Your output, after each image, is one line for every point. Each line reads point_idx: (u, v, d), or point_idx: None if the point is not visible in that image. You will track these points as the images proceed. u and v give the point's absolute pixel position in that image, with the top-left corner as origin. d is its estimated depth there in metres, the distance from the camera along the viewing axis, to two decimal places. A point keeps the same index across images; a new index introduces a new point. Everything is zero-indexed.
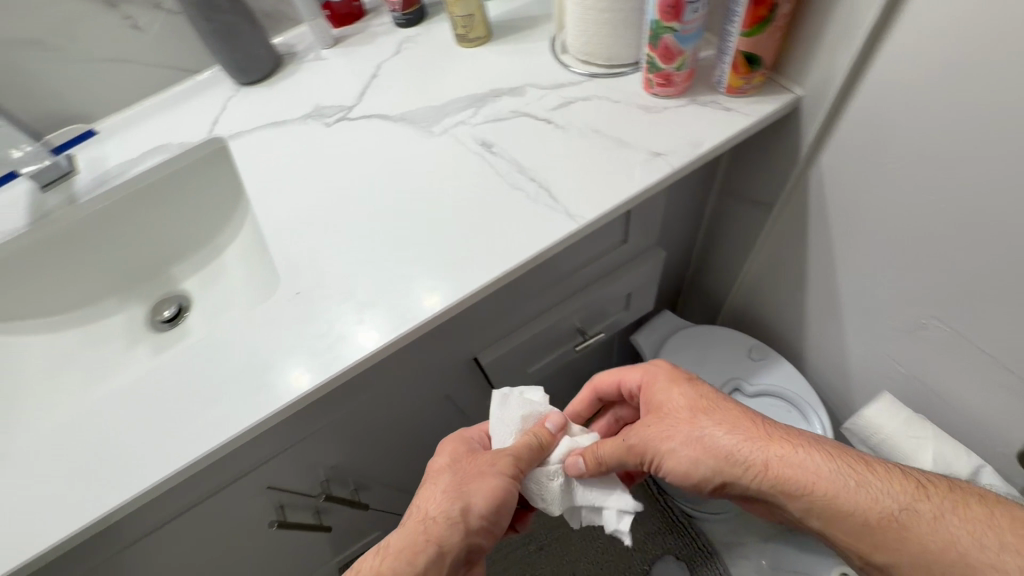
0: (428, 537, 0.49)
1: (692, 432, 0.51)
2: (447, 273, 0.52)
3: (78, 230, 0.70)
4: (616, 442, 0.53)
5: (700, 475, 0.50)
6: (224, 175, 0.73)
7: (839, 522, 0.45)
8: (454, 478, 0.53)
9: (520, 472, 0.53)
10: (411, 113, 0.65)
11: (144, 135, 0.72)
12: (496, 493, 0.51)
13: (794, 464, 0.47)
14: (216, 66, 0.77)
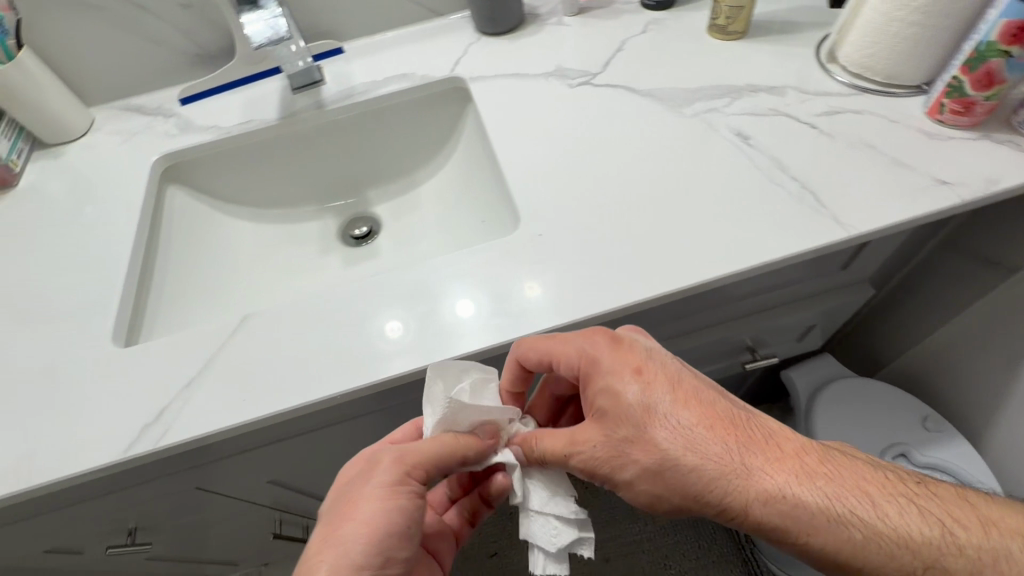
0: None
1: (653, 467, 0.43)
2: (695, 252, 0.51)
3: (311, 136, 0.75)
4: (556, 445, 0.47)
5: (662, 509, 0.44)
6: (446, 113, 0.77)
7: (839, 572, 0.40)
8: (342, 507, 0.45)
9: (402, 482, 0.46)
10: (658, 91, 0.64)
11: (387, 62, 0.76)
12: (392, 518, 0.44)
13: (788, 514, 0.40)
14: (459, 12, 0.80)
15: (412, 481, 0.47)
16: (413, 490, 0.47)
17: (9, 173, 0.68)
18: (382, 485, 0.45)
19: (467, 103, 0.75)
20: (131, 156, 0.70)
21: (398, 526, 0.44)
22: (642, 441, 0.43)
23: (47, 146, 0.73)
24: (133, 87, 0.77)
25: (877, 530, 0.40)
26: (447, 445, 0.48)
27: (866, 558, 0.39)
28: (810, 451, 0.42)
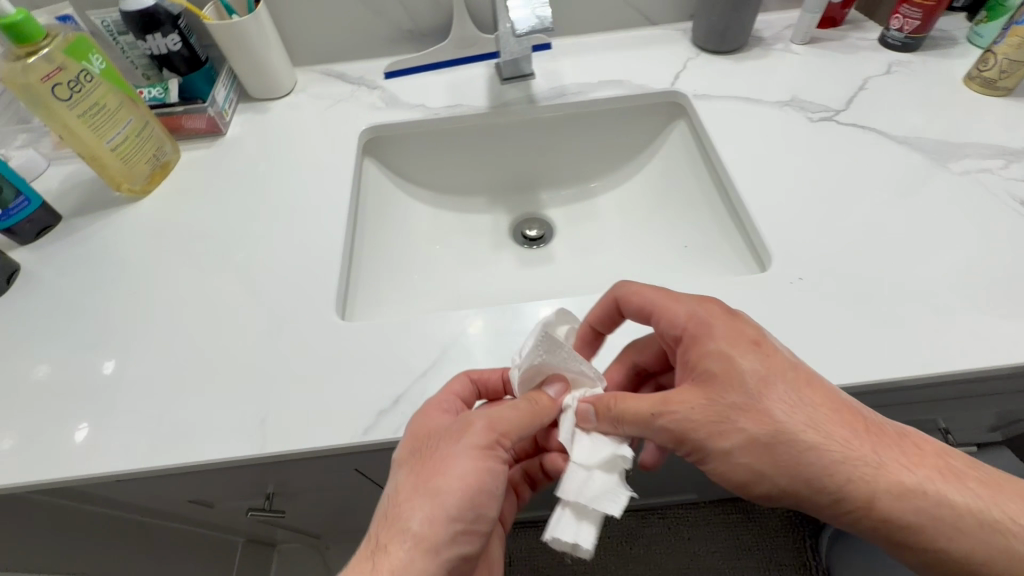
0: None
1: (763, 436, 0.39)
2: (987, 329, 0.45)
3: (508, 129, 0.72)
4: (639, 405, 0.43)
5: (759, 489, 0.41)
6: (651, 124, 0.73)
7: (967, 570, 0.38)
8: (425, 471, 0.40)
9: (489, 448, 0.42)
10: (915, 141, 0.59)
11: (600, 64, 0.72)
12: (478, 479, 0.40)
13: (905, 498, 0.38)
14: (675, 25, 0.77)
15: (498, 447, 0.43)
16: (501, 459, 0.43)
17: (218, 121, 0.68)
18: (473, 448, 0.41)
19: (682, 118, 0.71)
20: (337, 124, 0.70)
21: (486, 486, 0.41)
22: (755, 412, 0.40)
23: (254, 101, 0.74)
24: (339, 53, 0.77)
25: (940, 496, 0.38)
26: (515, 411, 0.44)
27: (994, 554, 0.37)
28: (936, 445, 0.40)
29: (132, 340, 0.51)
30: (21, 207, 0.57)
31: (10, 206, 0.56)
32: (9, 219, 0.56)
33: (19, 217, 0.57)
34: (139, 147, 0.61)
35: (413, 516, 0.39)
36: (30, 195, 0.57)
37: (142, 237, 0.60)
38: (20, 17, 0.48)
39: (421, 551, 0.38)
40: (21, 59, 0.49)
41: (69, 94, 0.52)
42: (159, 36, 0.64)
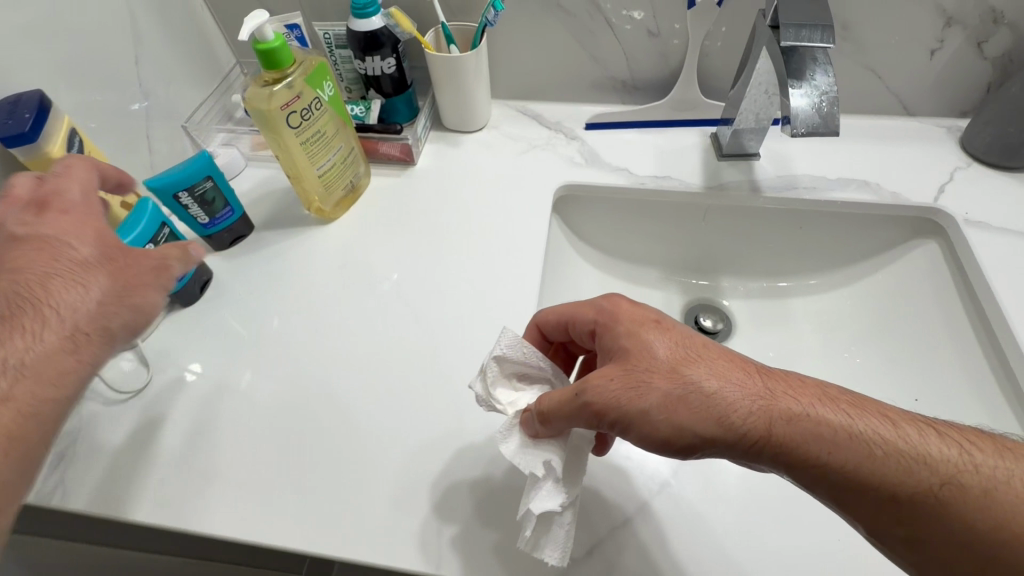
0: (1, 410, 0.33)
1: (667, 388, 0.39)
2: None
3: (713, 211, 0.64)
4: (562, 392, 0.41)
5: (685, 442, 0.39)
6: (886, 235, 0.62)
7: (861, 488, 0.37)
8: (24, 287, 0.37)
9: (99, 272, 0.39)
10: None
11: (841, 156, 0.62)
12: (82, 307, 0.38)
13: (799, 422, 0.38)
14: (937, 120, 0.64)
15: (128, 310, 0.39)
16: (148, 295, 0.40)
17: (411, 150, 0.65)
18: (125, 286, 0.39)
19: (928, 237, 0.60)
20: (531, 174, 0.65)
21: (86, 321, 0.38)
22: (662, 370, 0.40)
23: (446, 131, 0.71)
24: (539, 92, 0.71)
25: (827, 415, 0.38)
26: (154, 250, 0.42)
27: (884, 463, 0.37)
28: (813, 381, 0.40)
29: (311, 388, 0.50)
30: (226, 217, 0.57)
31: (218, 215, 0.56)
32: (213, 228, 0.57)
33: (222, 226, 0.57)
34: (339, 177, 0.59)
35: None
36: (235, 206, 0.57)
37: (327, 267, 0.59)
38: (277, 44, 0.46)
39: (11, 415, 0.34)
40: (267, 85, 0.48)
41: (299, 122, 0.51)
42: (378, 58, 0.62)
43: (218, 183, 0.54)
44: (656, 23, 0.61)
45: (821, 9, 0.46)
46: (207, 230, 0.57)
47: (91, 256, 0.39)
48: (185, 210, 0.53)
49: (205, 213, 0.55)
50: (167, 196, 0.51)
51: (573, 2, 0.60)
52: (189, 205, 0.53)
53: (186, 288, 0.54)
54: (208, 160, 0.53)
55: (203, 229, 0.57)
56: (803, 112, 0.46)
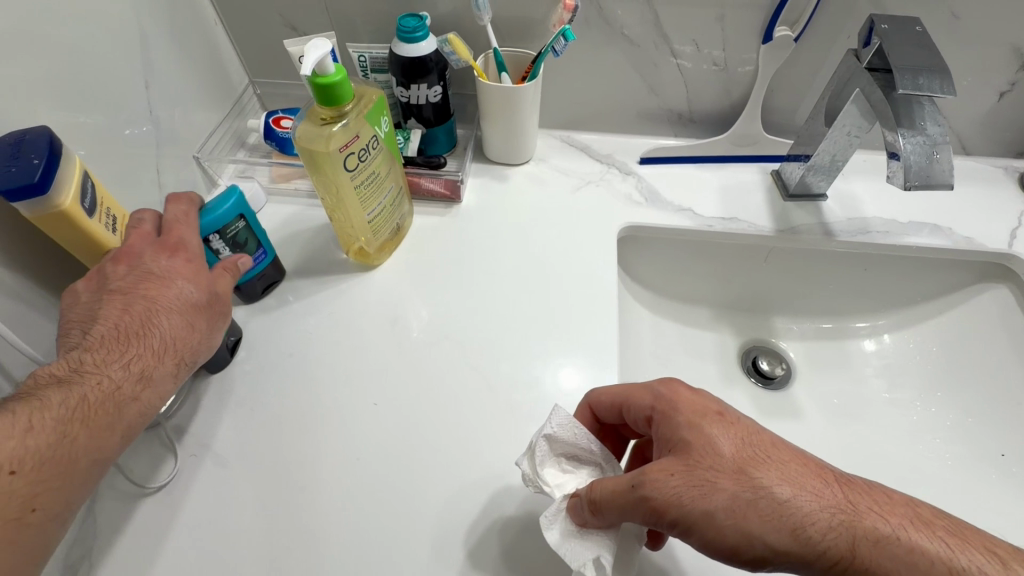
0: (102, 419, 0.34)
1: (735, 492, 0.34)
2: None
3: (779, 254, 0.61)
4: (617, 480, 0.36)
5: (753, 553, 0.33)
6: (954, 278, 0.60)
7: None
8: (143, 314, 0.38)
9: (202, 310, 0.40)
10: None
11: (909, 197, 0.60)
12: (184, 337, 0.39)
13: (886, 545, 0.32)
14: (992, 162, 0.64)
15: (207, 349, 0.41)
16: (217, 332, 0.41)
17: (458, 186, 0.60)
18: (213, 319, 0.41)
19: (997, 281, 0.59)
20: (589, 214, 0.60)
21: (181, 355, 0.38)
22: (729, 469, 0.34)
23: (490, 163, 0.65)
24: (588, 123, 0.67)
25: (922, 540, 0.32)
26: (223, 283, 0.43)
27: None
28: (909, 497, 0.34)
29: (374, 470, 0.44)
30: (258, 261, 0.50)
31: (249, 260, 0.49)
32: (243, 275, 0.50)
33: (252, 272, 0.50)
34: (388, 219, 0.53)
35: (110, 360, 0.35)
36: (267, 248, 0.50)
37: (375, 322, 0.52)
38: (339, 77, 0.40)
39: (109, 435, 0.34)
40: (324, 124, 0.42)
41: (356, 165, 0.44)
42: (424, 85, 0.56)
43: (251, 222, 0.47)
44: (723, 56, 0.57)
45: (932, 56, 0.43)
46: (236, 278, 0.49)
47: (198, 291, 0.40)
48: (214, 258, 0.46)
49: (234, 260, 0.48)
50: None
51: (638, 31, 0.56)
52: (219, 251, 0.46)
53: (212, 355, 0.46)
54: (239, 197, 0.46)
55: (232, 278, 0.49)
56: (918, 161, 0.42)
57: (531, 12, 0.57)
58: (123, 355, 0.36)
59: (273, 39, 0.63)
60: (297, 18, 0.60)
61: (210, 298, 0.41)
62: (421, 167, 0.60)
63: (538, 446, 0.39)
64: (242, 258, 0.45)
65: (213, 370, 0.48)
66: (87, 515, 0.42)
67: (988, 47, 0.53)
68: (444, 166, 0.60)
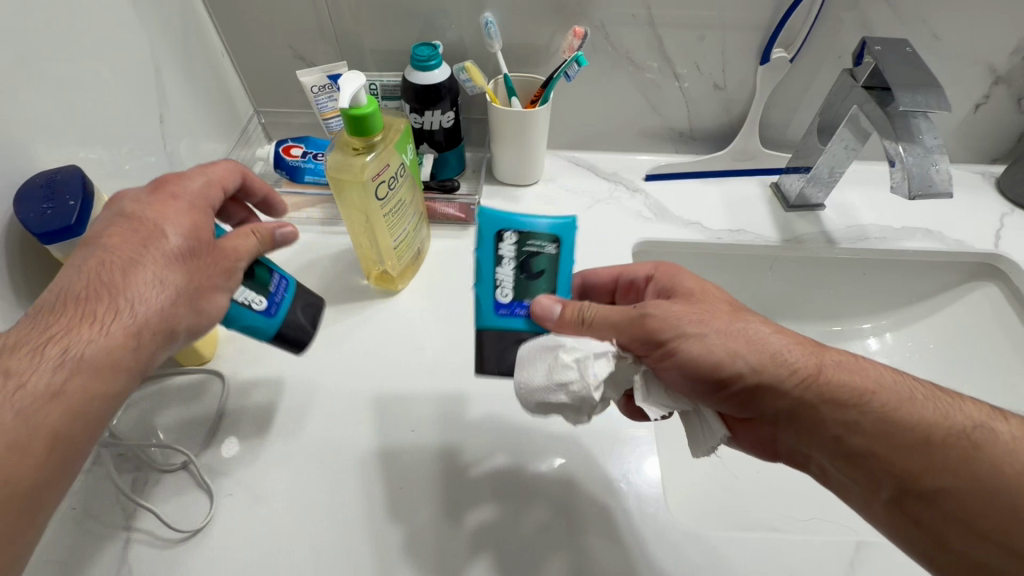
0: (32, 379, 0.29)
1: (733, 322, 0.38)
2: None
3: (783, 261, 0.63)
4: (619, 312, 0.37)
5: (733, 370, 0.36)
6: (946, 279, 0.63)
7: (896, 446, 0.35)
8: (115, 270, 0.33)
9: (187, 271, 0.35)
10: None
11: (899, 205, 0.64)
12: (170, 297, 0.34)
13: (854, 372, 0.37)
14: (969, 168, 0.68)
15: (191, 315, 0.35)
16: (199, 295, 0.35)
17: (472, 209, 0.61)
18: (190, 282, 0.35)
19: (987, 279, 0.62)
20: (603, 231, 0.62)
21: (156, 321, 0.33)
22: (733, 313, 0.39)
23: (500, 184, 0.66)
24: (592, 143, 0.69)
25: (879, 374, 0.37)
26: (239, 242, 0.38)
27: (930, 427, 0.35)
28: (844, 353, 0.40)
29: (417, 497, 0.43)
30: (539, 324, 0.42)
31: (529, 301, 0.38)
32: (506, 318, 0.37)
33: (520, 321, 0.37)
34: (410, 243, 0.53)
35: (68, 322, 0.31)
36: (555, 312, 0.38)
37: (402, 348, 0.52)
38: (371, 108, 0.40)
39: (57, 407, 0.30)
40: (355, 155, 0.42)
41: (385, 193, 0.45)
42: (438, 111, 0.57)
43: (561, 245, 0.38)
44: (723, 76, 0.60)
45: (924, 73, 0.46)
46: (497, 324, 0.37)
47: (190, 241, 0.35)
48: (494, 260, 0.38)
49: (514, 289, 0.37)
50: (486, 236, 0.38)
51: (643, 55, 0.59)
52: (503, 255, 0.38)
53: (287, 325, 0.43)
54: (569, 226, 0.38)
55: (495, 312, 0.37)
56: (918, 170, 0.45)
57: (538, 39, 0.58)
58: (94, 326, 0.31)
59: (281, 71, 0.63)
60: (306, 49, 0.61)
61: (192, 255, 0.35)
62: (435, 192, 0.62)
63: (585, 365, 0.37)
64: (282, 228, 0.40)
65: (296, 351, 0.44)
66: (119, 562, 0.40)
67: (964, 64, 0.58)
68: (457, 190, 0.62)
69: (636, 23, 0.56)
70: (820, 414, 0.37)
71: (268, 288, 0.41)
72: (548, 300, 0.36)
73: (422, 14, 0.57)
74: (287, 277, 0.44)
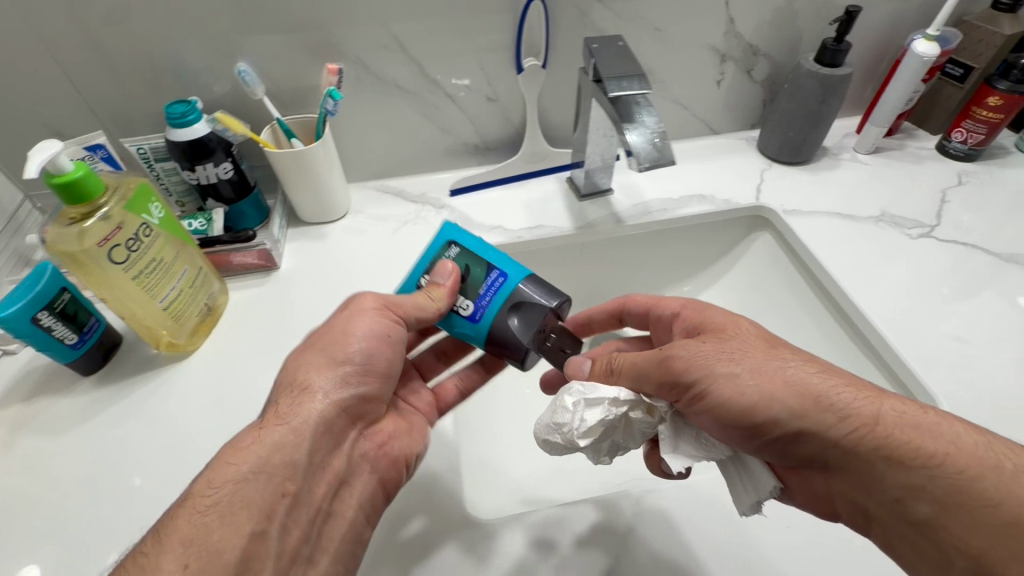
0: (295, 420, 0.42)
1: (771, 362, 0.42)
2: None
3: (590, 246, 0.68)
4: (643, 361, 0.46)
5: (770, 414, 0.40)
6: (731, 235, 0.71)
7: (963, 521, 0.35)
8: (333, 339, 0.45)
9: (392, 335, 0.47)
10: (1022, 258, 0.60)
11: (677, 178, 0.71)
12: (378, 346, 0.46)
13: (925, 430, 0.38)
14: (735, 136, 0.77)
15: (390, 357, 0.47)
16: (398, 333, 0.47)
17: (272, 255, 0.60)
18: (377, 320, 0.47)
19: (762, 230, 0.70)
20: (410, 252, 0.63)
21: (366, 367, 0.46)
22: (772, 352, 0.43)
23: (307, 225, 0.66)
24: (396, 170, 0.71)
25: (963, 438, 0.37)
26: (415, 299, 0.46)
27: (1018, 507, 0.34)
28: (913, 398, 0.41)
29: None
30: (497, 283, 0.47)
31: (484, 291, 0.48)
32: (482, 319, 0.47)
33: (491, 309, 0.47)
34: (191, 302, 0.51)
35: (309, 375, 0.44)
36: (505, 270, 0.47)
37: (197, 409, 0.49)
38: (80, 173, 0.40)
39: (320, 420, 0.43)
40: (76, 223, 0.41)
41: (126, 256, 0.43)
42: (211, 165, 0.57)
43: (463, 243, 0.48)
44: (492, 89, 0.64)
45: (632, 62, 0.52)
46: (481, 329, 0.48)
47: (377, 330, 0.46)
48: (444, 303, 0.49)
49: (467, 295, 0.48)
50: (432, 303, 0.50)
51: (411, 81, 0.62)
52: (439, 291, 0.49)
53: (90, 357, 0.50)
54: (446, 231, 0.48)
55: (473, 322, 0.48)
56: (642, 148, 0.50)
57: (304, 80, 0.60)
58: (311, 364, 0.44)
59: None
60: (62, 124, 0.58)
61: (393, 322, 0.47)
62: (231, 245, 0.59)
63: (584, 433, 0.43)
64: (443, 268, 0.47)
65: (89, 375, 0.51)
66: None
67: (693, 48, 0.65)
68: (256, 239, 0.59)
69: (393, 53, 0.59)
70: (879, 470, 0.38)
71: (83, 326, 0.49)
72: (580, 360, 0.50)
73: (177, 73, 0.57)
74: (101, 317, 0.52)
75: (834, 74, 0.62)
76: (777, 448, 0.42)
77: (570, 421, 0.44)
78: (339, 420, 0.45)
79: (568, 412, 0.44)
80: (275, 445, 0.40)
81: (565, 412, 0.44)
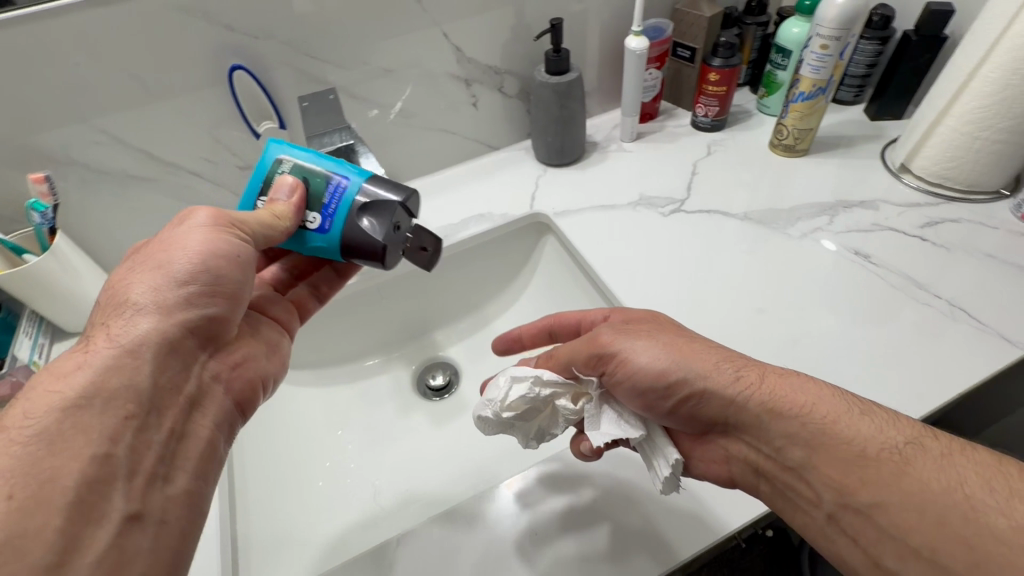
0: (127, 345, 0.37)
1: (675, 337, 0.45)
2: (863, 382, 0.50)
3: (383, 287, 0.69)
4: (575, 344, 0.48)
5: (678, 376, 0.43)
6: (522, 244, 0.74)
7: (830, 461, 0.38)
8: (155, 256, 0.40)
9: (210, 246, 0.41)
10: (755, 214, 0.66)
11: (459, 202, 0.73)
12: (205, 258, 0.41)
13: (801, 385, 0.41)
14: (514, 148, 0.80)
15: (224, 276, 0.42)
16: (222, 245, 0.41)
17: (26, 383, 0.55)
18: (199, 228, 0.41)
19: (548, 233, 0.73)
20: None
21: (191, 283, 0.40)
22: (681, 330, 0.46)
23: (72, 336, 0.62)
24: None
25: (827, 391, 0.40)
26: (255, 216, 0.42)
27: (865, 443, 0.37)
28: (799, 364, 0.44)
29: None
30: (342, 188, 0.44)
31: (329, 199, 0.44)
32: (331, 225, 0.44)
33: (339, 215, 0.44)
34: None
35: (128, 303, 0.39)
36: (344, 172, 0.44)
37: None
38: None
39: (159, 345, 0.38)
40: None
41: None
42: None
43: (296, 156, 0.46)
44: (239, 157, 0.64)
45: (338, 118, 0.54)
46: (331, 240, 0.45)
47: (200, 251, 0.40)
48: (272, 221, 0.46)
49: (311, 208, 0.44)
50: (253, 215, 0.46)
51: (143, 169, 0.60)
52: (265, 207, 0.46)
53: None
54: (274, 147, 0.46)
55: (320, 233, 0.45)
56: None
57: (18, 194, 0.56)
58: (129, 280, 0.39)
59: None
60: None
61: (208, 232, 0.41)
62: None
63: (503, 406, 0.46)
64: (282, 188, 0.44)
65: None
66: None
67: (433, 78, 0.68)
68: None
69: (111, 148, 0.57)
70: (765, 423, 0.41)
71: None
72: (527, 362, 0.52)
73: None
74: None
75: (561, 81, 0.66)
76: (679, 412, 0.44)
77: (494, 398, 0.47)
78: (190, 341, 0.40)
79: (496, 391, 0.47)
80: (101, 373, 0.36)
81: (493, 391, 0.47)
